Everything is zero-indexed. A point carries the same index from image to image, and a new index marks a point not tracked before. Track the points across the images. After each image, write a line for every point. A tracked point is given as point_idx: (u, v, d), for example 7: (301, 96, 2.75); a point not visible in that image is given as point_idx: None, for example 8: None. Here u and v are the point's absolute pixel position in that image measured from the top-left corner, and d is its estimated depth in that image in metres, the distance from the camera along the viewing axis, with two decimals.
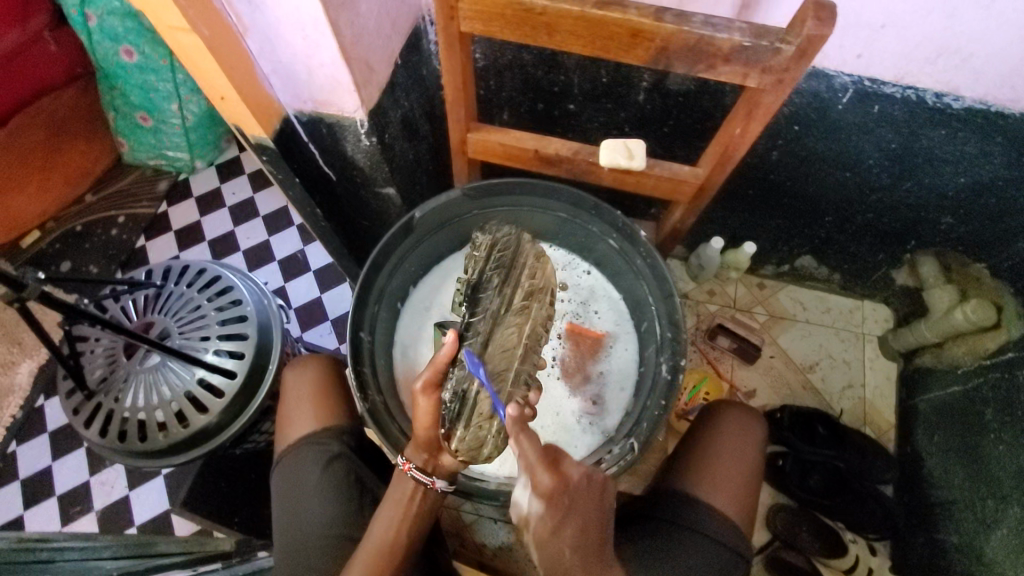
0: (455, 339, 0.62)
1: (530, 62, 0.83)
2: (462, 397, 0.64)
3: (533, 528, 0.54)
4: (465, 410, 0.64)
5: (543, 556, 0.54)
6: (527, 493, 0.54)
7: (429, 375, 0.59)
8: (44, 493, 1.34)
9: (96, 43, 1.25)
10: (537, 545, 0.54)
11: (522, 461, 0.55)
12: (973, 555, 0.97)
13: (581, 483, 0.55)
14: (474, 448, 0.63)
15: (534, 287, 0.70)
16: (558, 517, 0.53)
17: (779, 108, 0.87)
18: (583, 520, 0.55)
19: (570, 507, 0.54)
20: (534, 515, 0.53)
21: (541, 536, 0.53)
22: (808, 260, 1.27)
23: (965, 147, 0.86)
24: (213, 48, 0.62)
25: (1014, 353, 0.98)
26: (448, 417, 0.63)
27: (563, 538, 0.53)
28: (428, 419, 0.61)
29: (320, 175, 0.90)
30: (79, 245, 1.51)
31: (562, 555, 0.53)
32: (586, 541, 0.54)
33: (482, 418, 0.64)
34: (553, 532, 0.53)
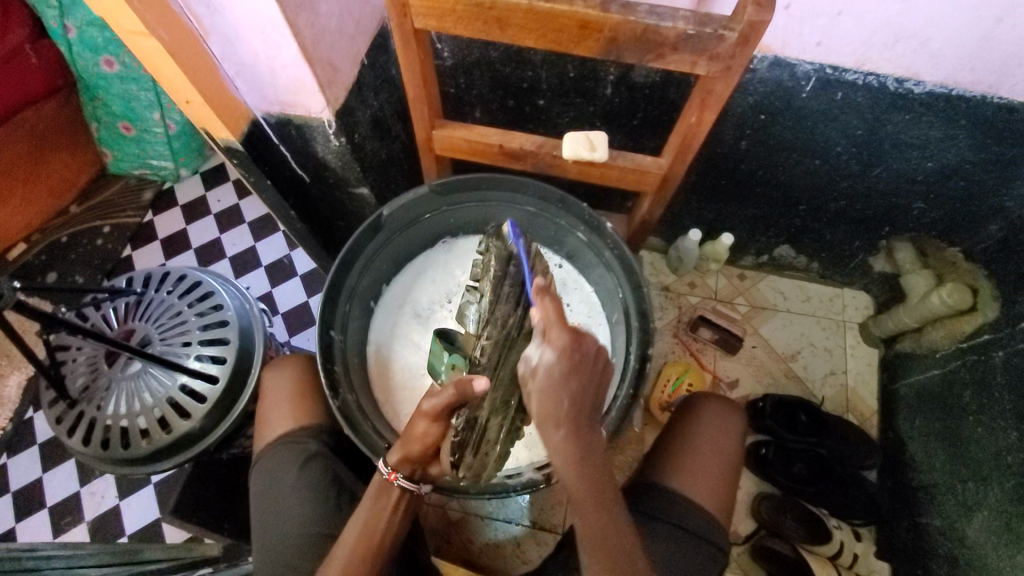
0: (482, 388, 0.60)
1: (497, 59, 0.83)
2: (473, 424, 0.64)
3: (538, 380, 0.52)
4: (473, 439, 0.64)
5: (541, 401, 0.52)
6: (540, 348, 0.54)
7: (438, 407, 0.61)
8: (34, 505, 1.33)
9: (76, 54, 1.26)
10: (538, 392, 0.52)
11: (543, 321, 0.56)
12: (955, 538, 0.98)
13: (592, 351, 0.54)
14: (476, 473, 0.65)
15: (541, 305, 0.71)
16: (566, 368, 0.52)
17: (746, 98, 0.88)
18: (585, 384, 0.53)
19: (579, 366, 0.53)
20: (544, 362, 0.52)
21: (543, 385, 0.52)
22: (786, 250, 1.28)
23: (930, 131, 0.88)
24: (173, 51, 0.62)
25: (990, 335, 0.99)
26: (456, 445, 0.64)
27: (565, 385, 0.52)
28: (424, 439, 0.64)
29: (294, 177, 0.91)
30: (63, 256, 1.51)
31: (560, 404, 0.51)
32: (585, 405, 0.53)
33: (487, 446, 0.65)
34: (559, 380, 0.52)
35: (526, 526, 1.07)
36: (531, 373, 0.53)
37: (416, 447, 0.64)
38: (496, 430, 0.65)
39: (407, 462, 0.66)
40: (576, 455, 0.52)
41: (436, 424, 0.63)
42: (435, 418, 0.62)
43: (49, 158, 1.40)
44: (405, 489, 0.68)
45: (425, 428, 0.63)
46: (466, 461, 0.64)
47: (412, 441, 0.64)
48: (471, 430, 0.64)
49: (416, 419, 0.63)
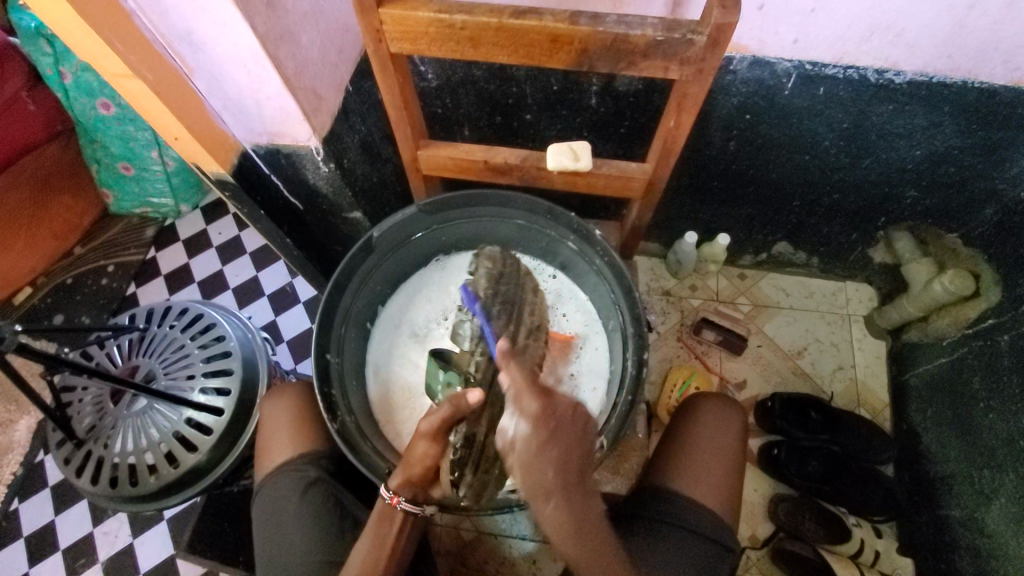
0: (477, 400, 0.61)
1: (481, 77, 0.84)
2: (471, 441, 0.67)
3: (517, 451, 0.52)
4: (473, 457, 0.66)
5: (523, 476, 0.51)
6: (514, 418, 0.53)
7: (437, 427, 0.61)
8: (48, 547, 1.34)
9: (73, 99, 1.29)
10: (519, 469, 0.51)
11: (512, 387, 0.56)
12: (976, 529, 0.96)
13: (568, 411, 0.53)
14: (477, 492, 0.67)
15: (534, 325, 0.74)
16: (544, 439, 0.51)
17: (729, 99, 0.88)
18: (567, 446, 0.52)
19: (556, 432, 0.51)
20: (518, 437, 0.51)
21: (524, 457, 0.51)
22: (784, 247, 1.27)
23: (915, 120, 0.88)
24: (159, 91, 0.64)
25: (995, 320, 0.98)
26: (457, 462, 0.65)
27: (546, 460, 0.50)
28: (423, 464, 0.63)
29: (287, 206, 0.92)
30: (69, 298, 1.52)
31: (543, 477, 0.50)
32: (570, 471, 0.51)
33: (486, 463, 0.67)
34: (538, 453, 0.50)
35: (540, 542, 1.06)
36: (509, 447, 0.52)
37: (417, 471, 0.64)
38: (494, 447, 0.68)
39: (409, 484, 0.65)
40: (568, 523, 0.51)
41: (435, 448, 0.62)
42: (434, 437, 0.61)
43: (50, 202, 1.43)
44: (409, 512, 0.67)
45: (426, 450, 0.62)
46: (467, 480, 0.66)
47: (414, 466, 0.63)
48: (470, 447, 0.67)
49: (415, 442, 0.62)
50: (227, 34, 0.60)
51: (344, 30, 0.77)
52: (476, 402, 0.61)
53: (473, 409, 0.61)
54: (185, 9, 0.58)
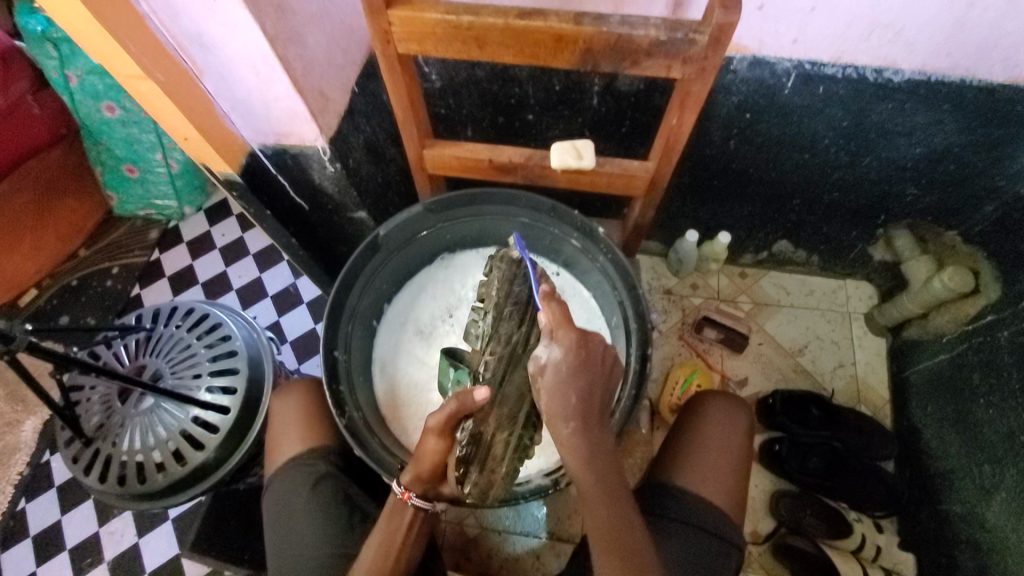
0: (484, 397, 0.61)
1: (484, 78, 0.85)
2: (477, 440, 0.65)
3: (546, 377, 0.57)
4: (479, 455, 0.64)
5: (549, 397, 0.57)
6: (549, 346, 0.58)
7: (444, 420, 0.63)
8: (55, 547, 1.34)
9: (77, 102, 1.30)
10: (548, 390, 0.57)
11: (549, 321, 0.60)
12: (977, 523, 0.97)
13: (598, 349, 0.59)
14: (482, 490, 0.65)
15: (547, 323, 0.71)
16: (574, 364, 0.57)
17: (729, 98, 0.90)
18: (592, 378, 0.58)
19: (585, 363, 0.57)
20: (551, 361, 0.57)
21: (554, 380, 0.56)
22: (785, 245, 1.28)
23: (914, 118, 0.89)
24: (169, 93, 0.65)
25: (994, 316, 0.99)
26: (462, 459, 0.64)
27: (574, 382, 0.56)
28: (434, 457, 0.65)
29: (293, 206, 0.94)
30: (74, 299, 1.54)
31: (569, 398, 0.56)
32: (592, 398, 0.57)
33: (493, 462, 0.65)
34: (569, 376, 0.56)
35: (544, 538, 1.06)
36: (539, 370, 0.58)
37: (427, 466, 0.66)
38: (503, 446, 0.65)
39: (419, 480, 0.67)
40: (585, 449, 0.57)
41: (444, 442, 0.65)
42: (442, 433, 0.64)
43: (55, 205, 1.44)
44: (419, 508, 0.69)
45: (435, 445, 0.64)
46: (472, 477, 0.64)
47: (423, 460, 0.66)
48: (476, 445, 0.65)
49: (425, 437, 0.65)
50: (236, 36, 0.61)
51: (350, 32, 0.78)
52: (481, 400, 0.61)
53: (480, 406, 0.62)
54: (196, 12, 0.59)
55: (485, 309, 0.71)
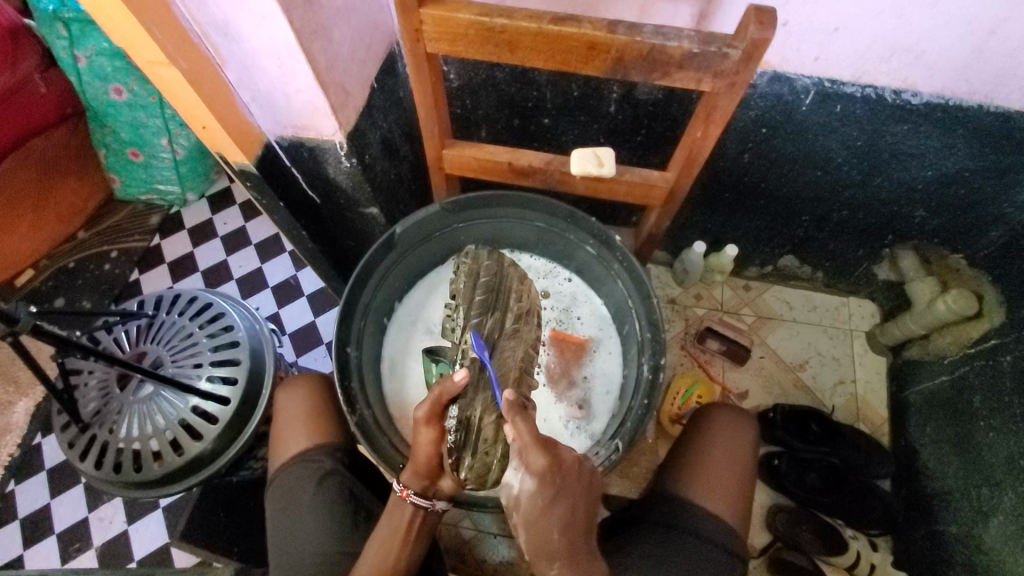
0: (463, 381, 0.60)
1: (503, 80, 0.85)
2: (467, 425, 0.65)
3: (521, 508, 0.57)
4: (470, 440, 0.65)
5: (530, 536, 0.58)
6: (520, 473, 0.57)
7: (429, 409, 0.61)
8: (42, 531, 1.33)
9: (85, 83, 1.29)
10: (524, 524, 0.58)
11: (518, 441, 0.57)
12: (972, 545, 0.98)
13: (573, 466, 0.59)
14: (482, 475, 0.65)
15: (521, 311, 0.73)
16: (549, 500, 0.57)
17: (747, 112, 0.90)
18: (572, 503, 0.58)
19: (560, 487, 0.57)
20: (525, 491, 0.57)
21: (530, 515, 0.57)
22: (791, 260, 1.29)
23: (929, 141, 0.90)
24: (192, 80, 0.65)
25: (998, 340, 1.00)
26: (454, 447, 0.64)
27: (552, 520, 0.57)
28: (429, 447, 0.64)
29: (304, 199, 0.93)
30: (73, 281, 1.52)
31: (550, 537, 0.57)
32: (574, 524, 0.59)
33: (486, 446, 0.65)
34: (544, 511, 0.57)
35: None
36: (515, 503, 0.58)
37: (422, 456, 0.64)
38: (493, 429, 0.66)
39: (418, 475, 0.66)
40: (569, 573, 0.59)
41: (436, 432, 0.63)
42: (429, 421, 0.62)
43: (60, 185, 1.44)
44: (419, 506, 0.68)
45: (427, 436, 0.63)
46: (468, 463, 0.64)
47: (419, 454, 0.64)
48: (465, 431, 0.65)
49: (416, 429, 0.63)
50: (264, 27, 0.61)
51: (374, 27, 0.78)
52: (461, 382, 0.60)
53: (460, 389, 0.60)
54: (226, 2, 0.59)
55: (458, 303, 0.72)
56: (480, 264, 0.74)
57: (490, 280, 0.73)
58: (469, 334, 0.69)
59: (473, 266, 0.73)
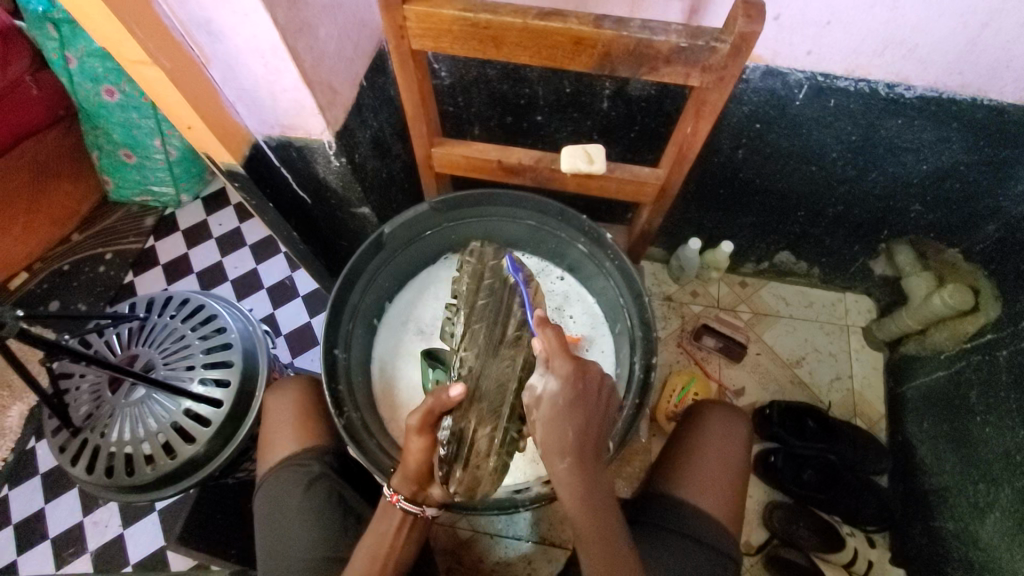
0: (457, 395, 0.61)
1: (494, 77, 0.84)
2: (460, 437, 0.70)
3: (541, 409, 0.59)
4: (462, 455, 0.69)
5: (546, 433, 0.58)
6: (544, 375, 0.61)
7: (422, 420, 0.61)
8: (37, 535, 1.32)
9: (76, 85, 1.28)
10: (544, 422, 0.59)
11: (545, 349, 0.62)
12: (970, 541, 0.97)
13: (594, 382, 0.61)
14: (470, 489, 0.67)
15: (522, 314, 0.78)
16: (566, 398, 0.59)
17: (740, 107, 0.89)
18: (587, 413, 0.60)
19: (581, 394, 0.60)
20: (548, 391, 0.59)
21: (550, 412, 0.58)
22: (787, 256, 1.28)
23: (923, 135, 0.89)
24: (176, 80, 0.64)
25: (994, 334, 0.99)
26: (446, 459, 0.68)
27: (568, 419, 0.58)
28: (421, 456, 0.63)
29: (295, 199, 0.92)
30: (66, 284, 1.51)
31: (565, 437, 0.58)
32: (587, 437, 0.59)
33: (478, 457, 0.69)
34: (565, 409, 0.58)
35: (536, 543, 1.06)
36: (535, 402, 0.60)
37: (412, 464, 0.63)
38: (487, 442, 0.70)
39: (407, 481, 0.65)
40: (579, 485, 0.59)
41: (430, 441, 0.62)
42: (421, 431, 0.61)
43: (52, 187, 1.43)
44: (409, 511, 0.67)
45: (417, 446, 0.62)
46: (459, 474, 0.67)
47: (409, 460, 0.63)
48: (458, 445, 0.69)
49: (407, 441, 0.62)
50: (246, 25, 0.60)
51: (361, 25, 0.77)
52: (456, 397, 0.61)
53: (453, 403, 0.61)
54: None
55: (460, 306, 0.78)
56: (484, 264, 0.79)
57: (493, 281, 0.78)
58: (506, 258, 0.79)
59: (477, 265, 0.79)
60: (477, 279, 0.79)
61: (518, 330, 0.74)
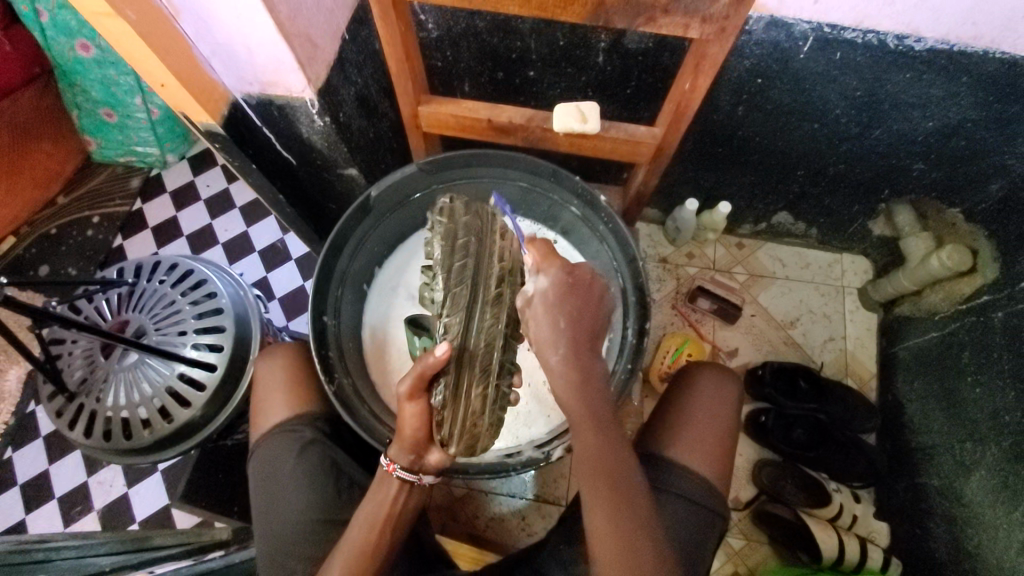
0: (443, 355, 0.58)
1: (484, 29, 0.80)
2: (455, 400, 0.61)
3: (535, 305, 0.58)
4: (458, 416, 0.61)
5: (537, 324, 0.57)
6: (534, 277, 0.60)
7: (414, 383, 0.59)
8: (43, 495, 1.35)
9: (50, 39, 1.21)
10: (540, 306, 0.57)
11: (534, 256, 0.61)
12: (953, 498, 1.00)
13: (586, 275, 0.60)
14: (469, 445, 0.63)
15: (504, 271, 0.64)
16: (563, 290, 0.58)
17: (743, 61, 0.85)
18: (580, 308, 0.58)
19: (572, 288, 0.58)
20: (537, 289, 0.58)
21: (539, 306, 0.58)
22: (785, 217, 1.26)
23: (931, 90, 0.85)
24: (143, 34, 0.60)
25: (990, 296, 0.99)
26: (441, 426, 0.61)
27: (559, 311, 0.57)
28: (416, 419, 0.61)
29: (280, 160, 0.90)
30: (55, 248, 1.49)
31: (556, 323, 0.56)
32: (580, 328, 0.57)
33: (473, 419, 0.61)
34: (552, 301, 0.57)
35: (530, 500, 1.07)
36: (528, 303, 0.58)
37: (409, 429, 0.62)
38: (480, 403, 0.61)
39: (404, 451, 0.65)
40: (578, 380, 0.56)
41: (424, 405, 0.61)
42: (411, 397, 0.61)
43: (35, 149, 1.38)
44: (404, 480, 0.67)
45: (411, 412, 0.61)
46: (455, 434, 0.61)
47: (404, 427, 0.63)
48: (456, 407, 0.61)
49: (399, 405, 0.61)
50: None
51: None
52: (443, 359, 0.58)
53: (442, 365, 0.59)
54: None
55: (436, 271, 0.66)
56: (456, 222, 0.66)
57: (468, 240, 0.65)
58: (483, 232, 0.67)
59: (450, 225, 0.65)
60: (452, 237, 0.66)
61: (501, 284, 0.64)
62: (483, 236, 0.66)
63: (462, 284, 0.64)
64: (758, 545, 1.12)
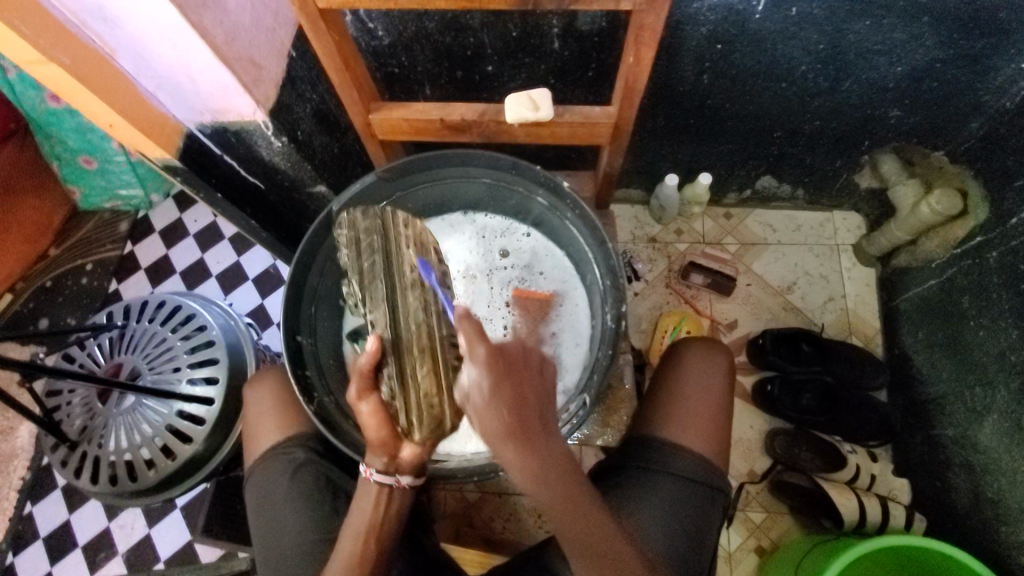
0: (376, 346, 0.60)
1: (435, 29, 0.79)
2: (400, 378, 0.65)
3: (473, 401, 0.51)
4: (411, 398, 0.64)
5: (479, 424, 0.51)
6: (466, 369, 0.52)
7: (360, 383, 0.61)
8: (67, 545, 1.36)
9: (20, 94, 1.21)
10: (475, 414, 0.51)
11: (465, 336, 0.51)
12: (968, 446, 0.98)
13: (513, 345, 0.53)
14: (436, 425, 0.64)
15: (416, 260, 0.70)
16: (497, 378, 0.50)
17: (699, 29, 0.84)
18: (521, 386, 0.51)
19: (509, 369, 0.51)
20: (473, 384, 0.51)
21: (478, 404, 0.51)
22: (769, 181, 1.23)
23: (894, 34, 0.83)
24: (80, 75, 0.60)
25: (983, 238, 0.97)
26: (398, 413, 0.63)
27: (496, 403, 0.50)
28: (377, 421, 0.60)
29: (247, 186, 0.89)
30: (52, 300, 1.50)
31: (501, 418, 0.50)
32: (524, 403, 0.51)
33: (427, 396, 0.65)
34: (492, 394, 0.50)
35: None
36: (466, 399, 0.52)
37: (372, 435, 0.61)
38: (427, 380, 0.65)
39: (376, 451, 0.62)
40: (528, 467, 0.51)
41: (379, 401, 0.61)
42: (361, 395, 0.61)
43: (18, 205, 1.38)
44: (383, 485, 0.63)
45: (368, 412, 0.60)
46: (416, 419, 0.63)
47: (368, 431, 0.61)
48: (404, 390, 0.64)
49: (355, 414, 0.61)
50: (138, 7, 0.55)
51: None
52: (376, 349, 0.60)
53: (377, 357, 0.61)
54: None
55: (351, 276, 0.69)
56: (358, 229, 0.70)
57: (373, 239, 0.69)
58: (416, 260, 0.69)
59: (353, 232, 0.69)
60: (367, 241, 0.70)
61: (414, 269, 0.69)
62: (389, 235, 0.70)
63: (379, 276, 0.69)
64: (779, 516, 1.11)
